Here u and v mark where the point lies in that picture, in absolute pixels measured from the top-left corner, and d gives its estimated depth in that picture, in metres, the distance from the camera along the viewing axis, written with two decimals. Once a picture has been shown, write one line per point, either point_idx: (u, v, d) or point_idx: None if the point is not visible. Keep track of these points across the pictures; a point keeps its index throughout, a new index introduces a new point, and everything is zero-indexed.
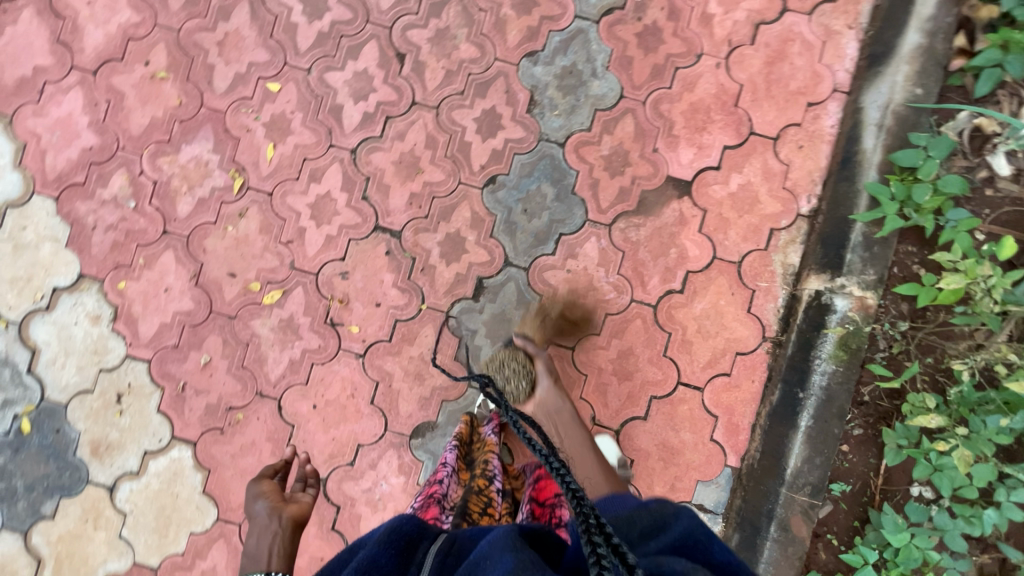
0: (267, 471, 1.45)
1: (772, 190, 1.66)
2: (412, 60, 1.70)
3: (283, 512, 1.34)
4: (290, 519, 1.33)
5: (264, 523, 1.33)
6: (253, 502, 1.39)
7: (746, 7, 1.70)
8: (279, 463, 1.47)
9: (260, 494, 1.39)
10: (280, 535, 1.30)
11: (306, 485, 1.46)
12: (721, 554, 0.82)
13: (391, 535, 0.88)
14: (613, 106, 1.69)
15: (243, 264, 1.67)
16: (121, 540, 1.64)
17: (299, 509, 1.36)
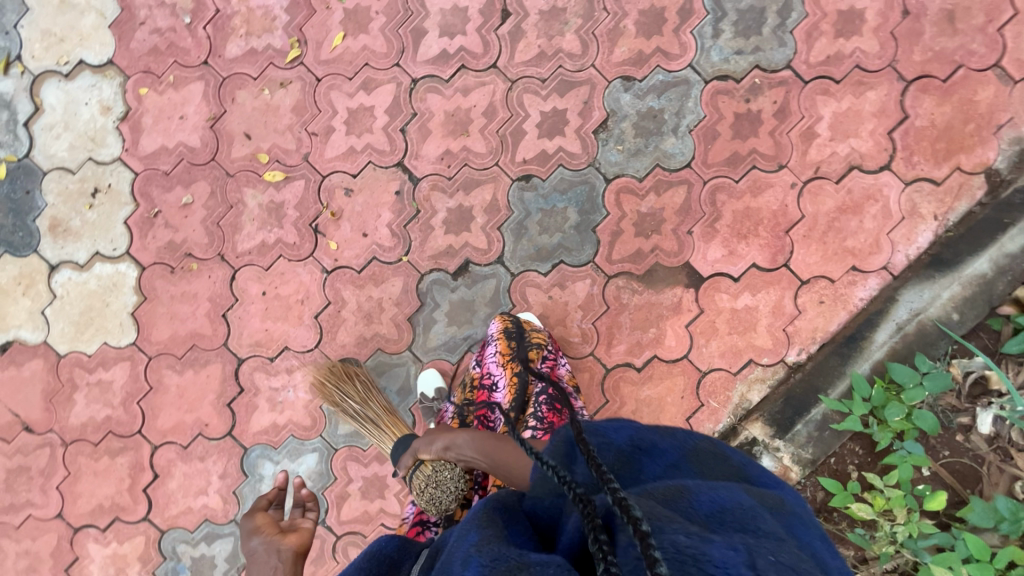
0: (261, 502, 1.16)
1: (772, 326, 1.63)
2: (514, 24, 1.63)
3: (282, 545, 1.02)
4: (293, 549, 1.02)
5: (262, 560, 1.01)
6: (248, 540, 1.07)
7: (850, 144, 1.61)
8: (273, 489, 1.19)
9: (254, 529, 1.07)
10: (283, 568, 0.98)
11: (308, 510, 1.17)
12: (618, 437, 0.83)
13: (369, 562, 0.84)
14: (676, 171, 1.64)
15: (262, 131, 1.67)
16: (42, 317, 1.74)
17: (300, 539, 1.05)
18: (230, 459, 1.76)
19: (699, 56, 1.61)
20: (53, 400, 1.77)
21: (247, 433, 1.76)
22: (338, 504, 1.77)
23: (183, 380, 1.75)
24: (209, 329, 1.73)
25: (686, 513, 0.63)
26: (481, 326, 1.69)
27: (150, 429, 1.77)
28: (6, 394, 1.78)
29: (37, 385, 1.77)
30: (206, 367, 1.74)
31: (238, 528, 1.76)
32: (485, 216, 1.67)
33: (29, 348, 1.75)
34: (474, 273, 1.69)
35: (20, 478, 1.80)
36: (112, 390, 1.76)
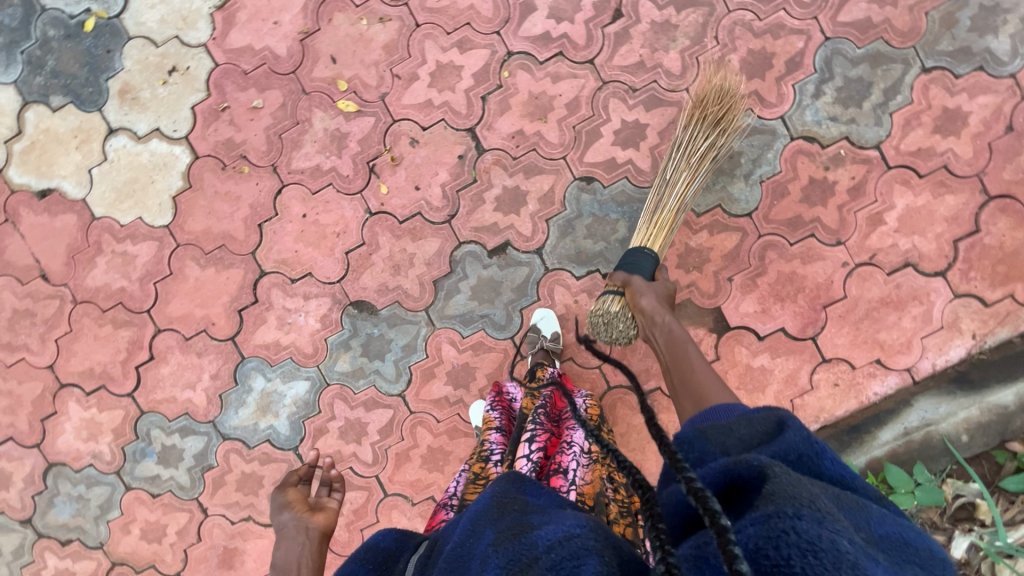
0: (291, 478, 1.35)
1: (780, 393, 1.64)
2: (623, 26, 1.60)
3: (310, 524, 1.25)
4: (319, 530, 1.25)
5: (292, 534, 1.24)
6: (279, 512, 1.29)
7: (913, 241, 1.59)
8: (303, 467, 1.37)
9: (286, 505, 1.29)
10: (309, 548, 1.22)
11: (333, 488, 1.38)
12: (833, 470, 0.74)
13: (369, 553, 0.96)
14: (735, 217, 1.63)
15: (348, 59, 1.66)
16: (88, 175, 1.75)
17: (326, 520, 1.27)
18: (226, 363, 1.79)
19: (794, 110, 1.59)
20: (75, 257, 1.79)
21: (249, 343, 1.78)
22: (315, 437, 1.80)
23: (202, 275, 1.76)
24: (242, 235, 1.74)
25: (858, 519, 0.63)
26: (501, 308, 1.71)
27: (158, 312, 1.79)
28: (30, 238, 1.80)
29: (64, 238, 1.79)
30: (228, 270, 1.75)
31: (213, 430, 1.82)
32: (537, 205, 1.67)
33: (67, 201, 1.77)
34: (510, 256, 1.69)
35: (22, 322, 1.83)
36: (133, 264, 1.78)
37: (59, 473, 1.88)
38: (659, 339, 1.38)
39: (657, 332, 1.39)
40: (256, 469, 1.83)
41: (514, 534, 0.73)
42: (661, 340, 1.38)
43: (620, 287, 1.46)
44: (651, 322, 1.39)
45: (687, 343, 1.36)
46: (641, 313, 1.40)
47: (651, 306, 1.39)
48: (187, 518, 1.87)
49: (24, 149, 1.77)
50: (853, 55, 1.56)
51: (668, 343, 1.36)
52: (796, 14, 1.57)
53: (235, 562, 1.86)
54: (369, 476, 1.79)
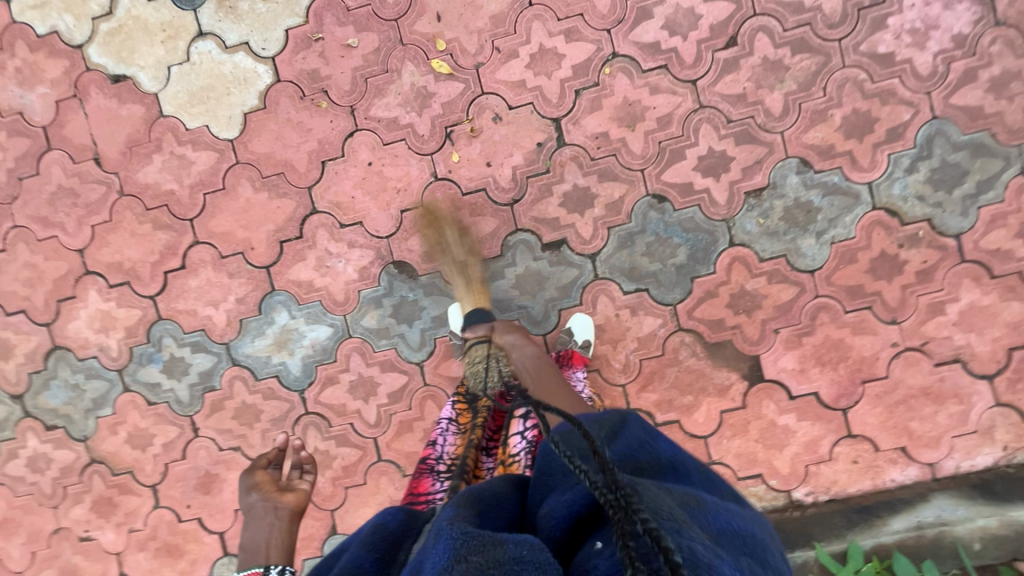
0: (261, 462, 1.32)
1: (797, 456, 1.61)
2: (735, 55, 1.56)
3: (279, 503, 1.23)
4: (289, 509, 1.22)
5: (261, 514, 1.22)
6: (247, 493, 1.27)
7: (968, 338, 1.56)
8: (273, 451, 1.34)
9: (254, 485, 1.27)
10: (279, 527, 1.19)
11: (305, 470, 1.32)
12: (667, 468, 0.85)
13: (372, 537, 0.92)
14: (797, 271, 1.59)
15: (453, 21, 1.63)
16: (166, 72, 1.73)
17: (297, 500, 1.25)
18: (255, 291, 1.77)
19: (883, 180, 1.55)
20: (133, 149, 1.76)
21: (282, 276, 1.75)
22: (323, 385, 1.77)
23: (253, 198, 1.74)
24: (303, 167, 1.71)
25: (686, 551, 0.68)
26: (540, 304, 1.68)
27: (200, 223, 1.76)
28: (93, 119, 1.77)
29: (127, 128, 1.76)
30: (281, 199, 1.73)
31: (224, 353, 1.80)
32: (603, 211, 1.64)
33: (139, 92, 1.74)
34: (564, 255, 1.66)
35: (63, 200, 1.80)
36: (188, 170, 1.75)
37: (62, 357, 1.86)
38: (526, 365, 1.41)
39: (523, 358, 1.43)
40: (257, 402, 1.80)
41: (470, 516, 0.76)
42: (527, 365, 1.41)
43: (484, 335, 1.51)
44: (518, 352, 1.45)
45: (550, 365, 1.42)
46: (509, 349, 1.46)
47: (511, 339, 1.48)
48: (176, 434, 1.84)
49: (110, 31, 1.74)
50: (956, 139, 1.53)
51: (535, 366, 1.41)
52: (910, 85, 1.52)
53: (213, 489, 1.84)
54: (367, 436, 1.77)
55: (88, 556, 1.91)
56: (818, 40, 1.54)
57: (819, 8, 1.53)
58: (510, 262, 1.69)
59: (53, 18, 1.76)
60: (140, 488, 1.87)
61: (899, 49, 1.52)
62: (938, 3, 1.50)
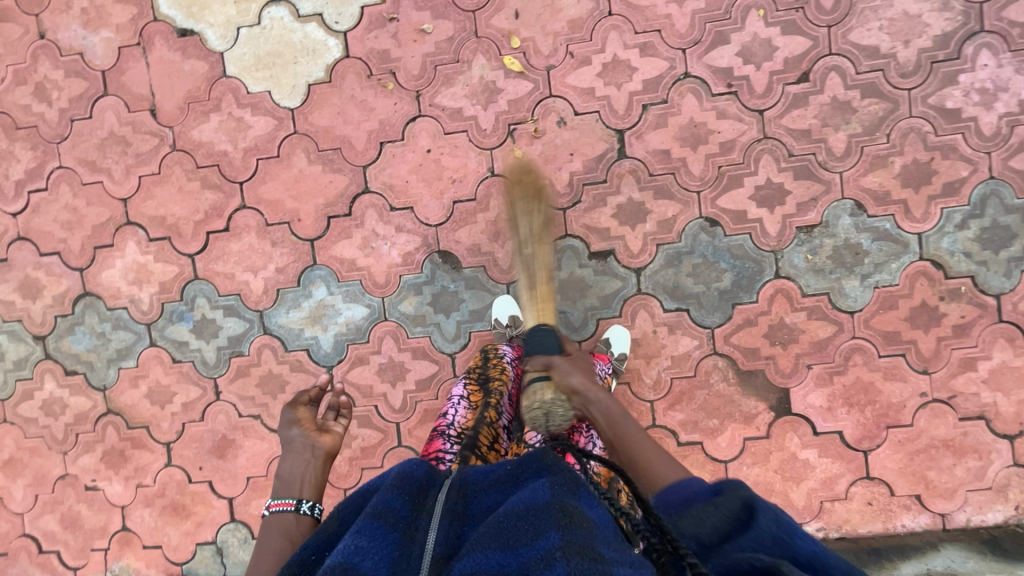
0: (302, 397, 1.29)
1: (813, 491, 1.64)
2: (805, 91, 1.58)
3: (317, 443, 1.21)
4: (325, 450, 1.20)
5: (298, 450, 1.20)
6: (287, 427, 1.24)
7: (995, 397, 1.59)
8: (316, 389, 1.30)
9: (294, 421, 1.24)
10: (314, 466, 1.18)
11: (341, 413, 1.29)
12: (805, 546, 0.80)
13: (401, 481, 0.87)
14: (838, 310, 1.61)
15: (531, 20, 1.63)
16: (234, 33, 1.72)
17: (333, 443, 1.23)
18: (296, 263, 1.76)
19: (933, 232, 1.58)
20: (190, 105, 1.75)
21: (325, 251, 1.75)
22: (352, 364, 1.77)
23: (307, 169, 1.73)
24: (361, 146, 1.71)
25: None
26: (579, 311, 1.69)
27: (250, 188, 1.75)
28: (153, 70, 1.75)
29: (187, 84, 1.75)
30: (334, 174, 1.72)
31: (257, 320, 1.79)
32: (654, 227, 1.65)
33: (204, 49, 1.73)
34: (609, 265, 1.67)
35: (113, 147, 1.78)
36: (244, 133, 1.74)
37: (91, 304, 1.84)
38: (600, 417, 1.19)
39: (594, 405, 1.20)
40: (284, 372, 1.80)
41: (579, 555, 0.70)
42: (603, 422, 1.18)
43: (543, 370, 1.28)
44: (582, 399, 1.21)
45: (624, 413, 1.20)
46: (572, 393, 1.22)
47: (576, 383, 1.23)
48: (197, 394, 1.84)
49: None
50: (1009, 201, 1.55)
51: (607, 417, 1.18)
52: (973, 143, 1.55)
53: (228, 454, 1.83)
54: (390, 421, 1.77)
55: (92, 505, 1.89)
56: (889, 87, 1.55)
57: (894, 55, 1.55)
58: (556, 265, 1.69)
59: None
60: (154, 445, 1.86)
61: (966, 106, 1.54)
62: (1011, 66, 1.52)
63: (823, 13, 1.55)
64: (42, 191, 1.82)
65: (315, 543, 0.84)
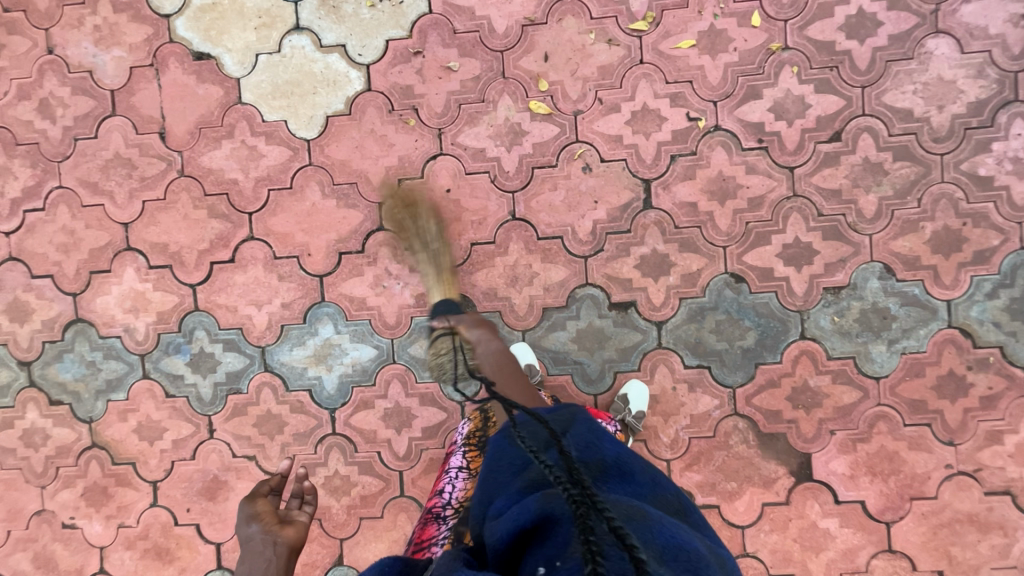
0: (262, 489, 1.20)
1: (833, 563, 1.58)
2: (836, 150, 1.54)
3: (278, 538, 1.09)
4: (289, 545, 1.09)
5: (256, 549, 1.08)
6: (245, 523, 1.12)
7: (1021, 473, 1.54)
8: (276, 476, 1.22)
9: (253, 515, 1.13)
10: (277, 565, 1.06)
11: (305, 501, 1.21)
12: (611, 452, 0.90)
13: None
14: (863, 375, 1.57)
15: (560, 63, 1.59)
16: (252, 59, 1.66)
17: (297, 535, 1.11)
18: (302, 299, 1.69)
19: (962, 300, 1.54)
20: (202, 130, 1.68)
21: (334, 288, 1.67)
22: (356, 407, 1.69)
23: (321, 203, 1.66)
24: (378, 182, 1.65)
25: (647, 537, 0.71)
26: (596, 362, 1.63)
27: (259, 219, 1.68)
28: (165, 93, 1.69)
29: (200, 108, 1.68)
30: (349, 209, 1.66)
31: (258, 357, 1.71)
32: (678, 280, 1.60)
33: (220, 75, 1.67)
34: (630, 317, 1.62)
35: (118, 169, 1.71)
36: (256, 162, 1.67)
37: (82, 331, 1.75)
38: (485, 359, 1.34)
39: (484, 356, 1.35)
40: (283, 413, 1.71)
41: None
42: (488, 361, 1.34)
43: (449, 327, 1.44)
44: (477, 352, 1.37)
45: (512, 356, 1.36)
46: (473, 343, 1.38)
47: (473, 335, 1.39)
48: (189, 431, 1.74)
49: (202, 7, 1.67)
50: None
51: (494, 365, 1.33)
52: (1004, 212, 1.52)
53: (218, 496, 1.73)
54: (393, 469, 1.69)
55: (68, 545, 1.78)
56: (921, 151, 1.53)
57: (927, 120, 1.52)
58: (574, 315, 1.63)
59: None
60: (140, 483, 1.76)
61: (998, 175, 1.51)
62: None
63: (857, 74, 1.53)
64: (38, 211, 1.74)
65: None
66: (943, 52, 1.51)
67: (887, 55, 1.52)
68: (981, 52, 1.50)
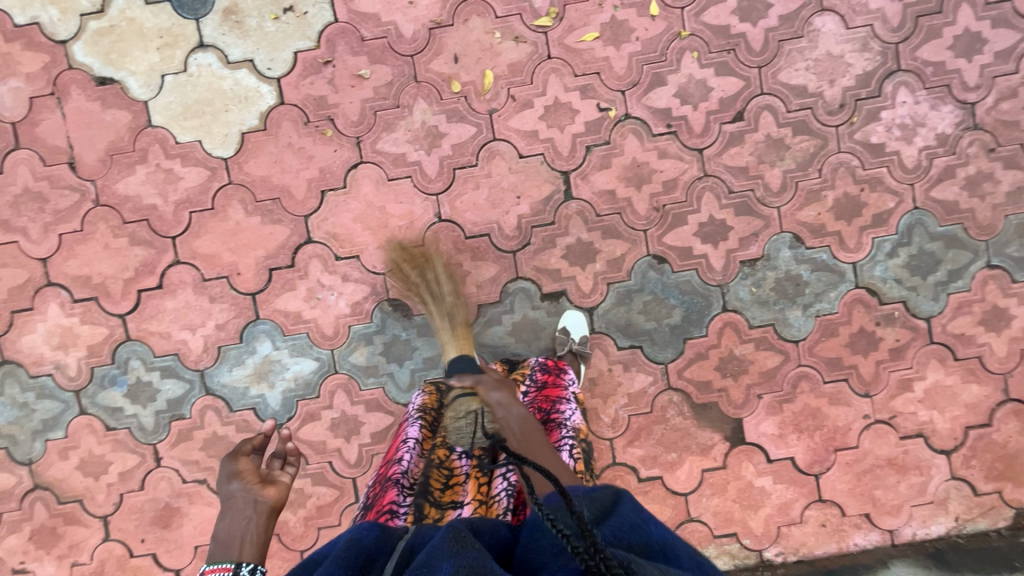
0: (245, 448, 1.19)
1: (770, 518, 1.68)
2: (740, 129, 1.62)
3: (260, 497, 1.11)
4: (269, 505, 1.11)
5: (238, 506, 1.09)
6: (227, 481, 1.14)
7: (931, 415, 1.66)
8: (259, 436, 1.21)
9: (234, 474, 1.13)
10: (256, 523, 1.07)
11: (288, 462, 1.20)
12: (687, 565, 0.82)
13: (348, 552, 0.87)
14: (783, 340, 1.66)
15: (470, 64, 1.61)
16: (158, 80, 1.63)
17: (277, 496, 1.13)
18: (237, 318, 1.68)
19: (866, 261, 1.64)
20: (114, 157, 1.65)
21: (268, 305, 1.67)
22: (303, 420, 1.70)
23: (245, 221, 1.65)
24: (301, 195, 1.65)
25: None
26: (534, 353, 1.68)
27: (183, 243, 1.66)
28: (71, 121, 1.64)
29: (109, 135, 1.64)
30: (274, 225, 1.65)
31: (198, 381, 1.70)
32: (604, 266, 1.66)
33: (126, 98, 1.63)
34: (562, 306, 1.67)
35: (29, 204, 1.66)
36: (174, 186, 1.65)
37: (11, 372, 1.70)
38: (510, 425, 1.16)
39: (506, 419, 1.17)
40: (230, 434, 1.71)
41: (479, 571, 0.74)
42: (513, 427, 1.15)
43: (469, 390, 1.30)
44: (502, 412, 1.18)
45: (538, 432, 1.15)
46: (492, 407, 1.20)
47: (496, 398, 1.20)
48: (135, 462, 1.72)
49: (100, 30, 1.62)
50: (933, 230, 1.63)
51: (520, 429, 1.14)
52: (897, 175, 1.62)
53: (172, 523, 1.73)
54: (346, 476, 1.71)
55: None
56: (818, 125, 1.61)
57: (820, 94, 1.61)
58: (509, 310, 1.67)
59: (34, 9, 1.63)
60: (89, 519, 1.73)
61: (889, 141, 1.61)
62: (926, 102, 1.60)
63: (753, 55, 1.60)
64: None
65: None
66: (830, 29, 1.59)
67: (778, 35, 1.60)
68: (864, 27, 1.59)
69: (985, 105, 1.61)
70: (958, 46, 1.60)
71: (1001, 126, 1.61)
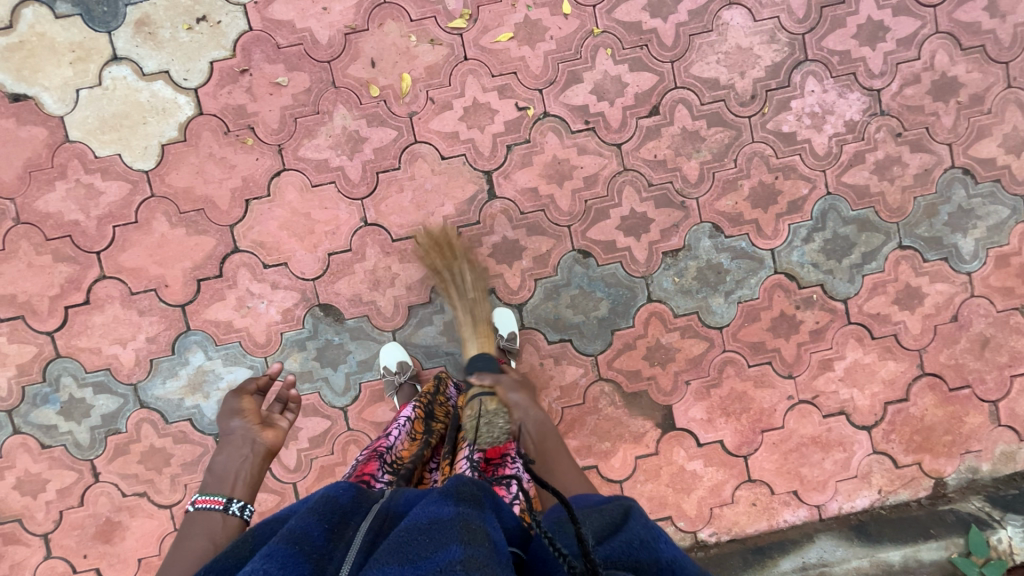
0: (249, 385, 1.18)
1: (703, 500, 1.72)
2: (657, 123, 1.65)
3: (258, 438, 1.11)
4: (266, 447, 1.11)
5: (236, 443, 1.10)
6: (228, 417, 1.14)
7: (851, 393, 1.72)
8: (264, 376, 1.19)
9: (237, 411, 1.13)
10: (251, 463, 1.08)
11: (288, 408, 1.21)
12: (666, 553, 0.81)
13: (323, 506, 0.84)
14: (708, 327, 1.71)
15: (387, 68, 1.63)
16: (73, 95, 1.61)
17: (275, 439, 1.13)
18: (167, 330, 1.68)
19: (783, 247, 1.69)
20: (32, 174, 1.63)
21: (198, 315, 1.68)
22: None
23: (169, 233, 1.65)
24: (225, 205, 1.65)
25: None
26: None
27: (108, 257, 1.66)
28: None
29: (25, 151, 1.63)
30: (200, 235, 1.65)
31: (131, 395, 1.70)
32: (531, 263, 1.68)
33: (41, 114, 1.62)
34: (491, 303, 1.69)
35: None
36: (96, 201, 1.64)
37: None
38: (529, 429, 1.21)
39: (527, 420, 1.22)
40: (167, 445, 1.71)
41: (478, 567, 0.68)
42: (533, 430, 1.21)
43: (489, 387, 1.30)
44: (523, 412, 1.23)
45: (556, 433, 1.25)
46: (512, 407, 1.24)
47: (516, 398, 1.26)
48: (73, 479, 1.72)
49: (10, 46, 1.60)
50: (846, 214, 1.69)
51: (540, 431, 1.22)
52: (809, 163, 1.67)
53: (114, 538, 1.73)
54: (286, 482, 1.72)
55: None
56: (731, 116, 1.65)
57: (732, 86, 1.65)
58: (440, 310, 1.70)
59: None
60: (30, 537, 1.73)
61: (799, 130, 1.66)
62: (834, 91, 1.65)
63: (665, 50, 1.63)
64: None
65: (220, 567, 0.79)
66: (738, 22, 1.63)
67: (689, 30, 1.63)
68: (771, 19, 1.63)
69: (890, 91, 1.66)
70: (861, 35, 1.65)
71: (907, 111, 1.67)
